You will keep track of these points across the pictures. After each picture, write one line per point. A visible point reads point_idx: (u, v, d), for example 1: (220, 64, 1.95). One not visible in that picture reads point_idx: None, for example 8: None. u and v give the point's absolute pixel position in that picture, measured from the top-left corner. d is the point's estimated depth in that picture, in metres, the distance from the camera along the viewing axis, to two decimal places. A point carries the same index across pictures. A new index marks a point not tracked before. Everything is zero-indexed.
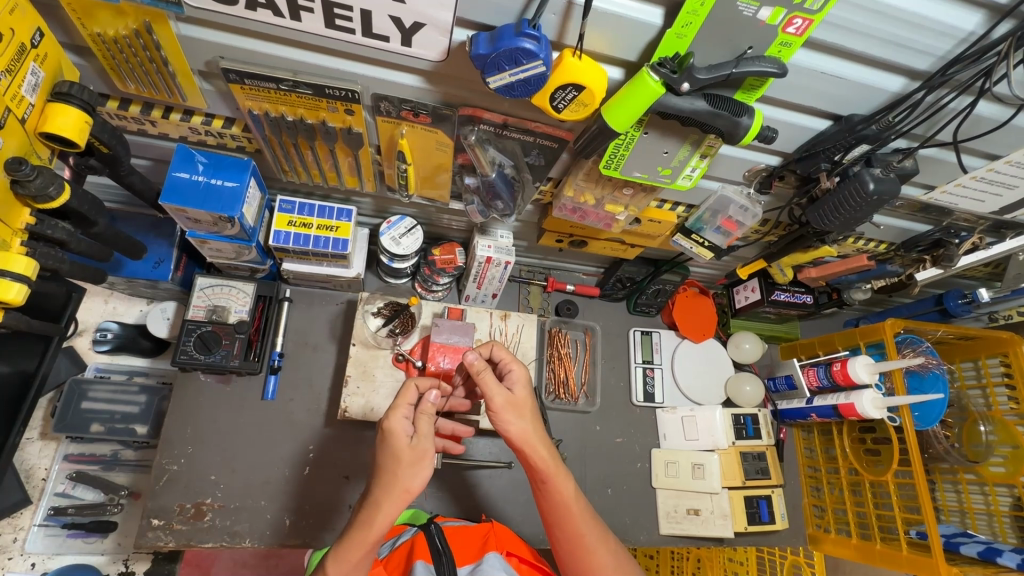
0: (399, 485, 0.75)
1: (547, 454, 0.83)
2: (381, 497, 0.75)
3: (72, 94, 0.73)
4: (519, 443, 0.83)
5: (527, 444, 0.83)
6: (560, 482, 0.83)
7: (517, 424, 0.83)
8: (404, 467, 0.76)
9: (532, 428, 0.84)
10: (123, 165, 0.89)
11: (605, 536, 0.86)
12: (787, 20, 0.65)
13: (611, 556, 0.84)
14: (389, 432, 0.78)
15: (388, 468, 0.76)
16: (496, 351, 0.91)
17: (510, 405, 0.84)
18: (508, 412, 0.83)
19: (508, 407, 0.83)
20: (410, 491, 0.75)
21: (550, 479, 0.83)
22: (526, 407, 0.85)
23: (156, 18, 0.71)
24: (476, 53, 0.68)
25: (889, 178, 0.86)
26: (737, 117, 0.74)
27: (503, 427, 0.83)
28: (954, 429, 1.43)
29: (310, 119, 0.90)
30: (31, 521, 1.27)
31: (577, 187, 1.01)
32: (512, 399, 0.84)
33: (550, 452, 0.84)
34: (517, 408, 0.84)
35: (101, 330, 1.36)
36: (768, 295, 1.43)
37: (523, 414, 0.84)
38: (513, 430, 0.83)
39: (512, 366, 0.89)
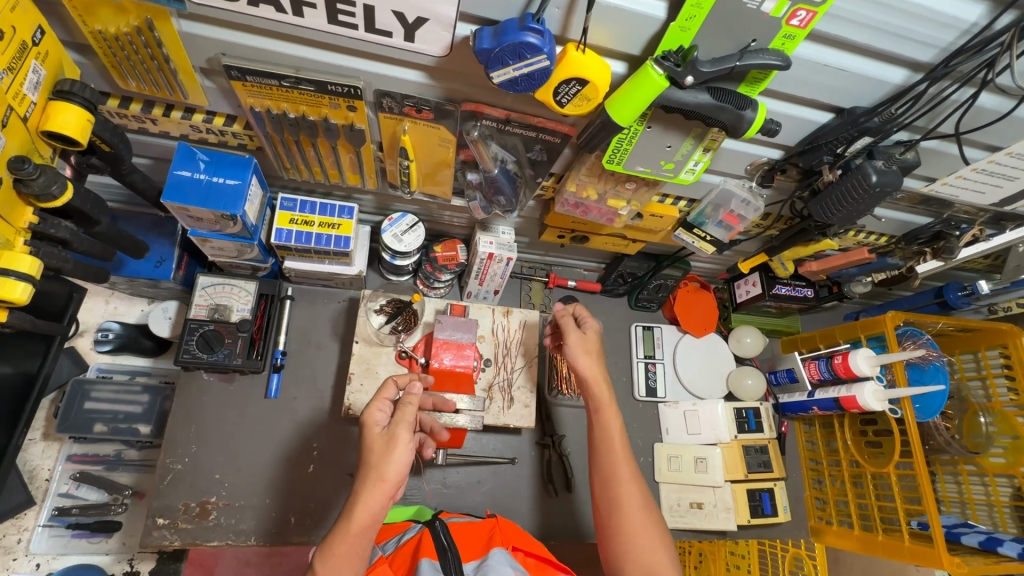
0: (373, 473, 0.78)
1: (603, 390, 1.00)
2: (361, 487, 0.78)
3: (73, 92, 0.73)
4: (585, 377, 1.02)
5: (591, 379, 1.01)
6: (609, 414, 0.99)
7: (584, 362, 1.03)
8: (378, 456, 0.79)
9: (598, 366, 1.03)
10: (125, 164, 0.88)
11: (642, 482, 0.95)
12: (791, 12, 0.65)
13: (654, 517, 0.92)
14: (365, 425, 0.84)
15: (364, 460, 0.80)
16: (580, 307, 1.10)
17: (584, 348, 1.03)
18: (575, 350, 1.03)
19: (581, 348, 1.03)
20: (385, 478, 0.78)
21: (601, 408, 1.00)
22: (594, 347, 1.04)
23: (158, 15, 0.71)
24: (480, 47, 0.68)
25: (891, 171, 0.87)
26: (741, 110, 0.74)
27: (573, 360, 1.03)
28: (955, 420, 1.46)
29: (312, 115, 0.89)
30: (36, 522, 1.27)
31: (580, 182, 1.01)
32: (585, 343, 1.04)
33: (604, 390, 1.00)
34: (587, 346, 1.04)
35: (103, 331, 1.36)
36: (769, 289, 1.44)
37: (590, 355, 1.03)
38: (582, 364, 1.02)
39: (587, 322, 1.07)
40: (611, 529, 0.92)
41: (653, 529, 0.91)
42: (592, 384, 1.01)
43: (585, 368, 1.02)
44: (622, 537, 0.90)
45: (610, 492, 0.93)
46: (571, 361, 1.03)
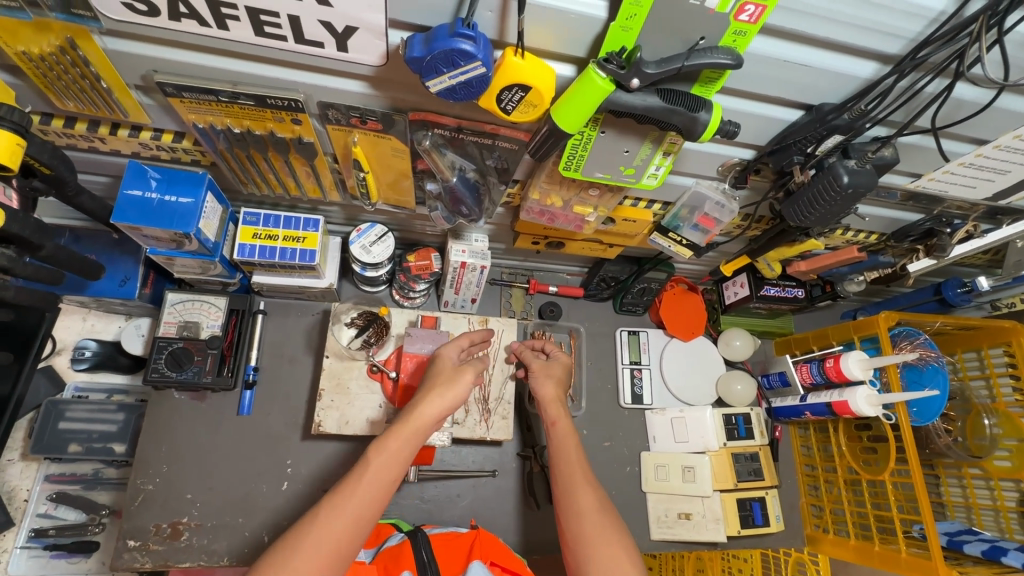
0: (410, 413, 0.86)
1: (559, 411, 1.07)
2: (402, 417, 0.85)
3: (1, 115, 0.71)
4: (542, 398, 1.10)
5: (546, 400, 1.09)
6: (563, 427, 1.04)
7: (546, 386, 1.11)
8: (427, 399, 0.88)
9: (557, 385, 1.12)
10: (70, 185, 0.86)
11: (598, 486, 0.96)
12: (738, 7, 0.60)
13: (610, 520, 0.90)
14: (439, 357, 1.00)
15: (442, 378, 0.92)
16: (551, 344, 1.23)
17: (545, 371, 1.14)
18: (537, 373, 1.13)
19: (540, 372, 1.14)
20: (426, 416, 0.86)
21: (555, 422, 1.05)
22: (556, 369, 1.14)
23: (80, 33, 0.68)
24: (411, 56, 0.64)
25: (865, 170, 0.81)
26: (694, 113, 0.69)
27: (534, 384, 1.12)
28: (957, 423, 1.38)
29: (258, 129, 0.87)
30: (14, 544, 1.26)
31: (542, 189, 0.97)
32: (545, 367, 1.15)
33: (560, 410, 1.07)
34: (547, 370, 1.14)
35: (79, 349, 1.36)
36: (756, 290, 1.38)
37: (551, 380, 1.12)
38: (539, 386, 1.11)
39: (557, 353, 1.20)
40: (573, 535, 0.90)
41: (612, 527, 0.89)
42: (552, 405, 1.08)
43: (546, 391, 1.10)
44: (579, 541, 0.89)
45: (569, 497, 0.94)
46: (533, 386, 1.13)
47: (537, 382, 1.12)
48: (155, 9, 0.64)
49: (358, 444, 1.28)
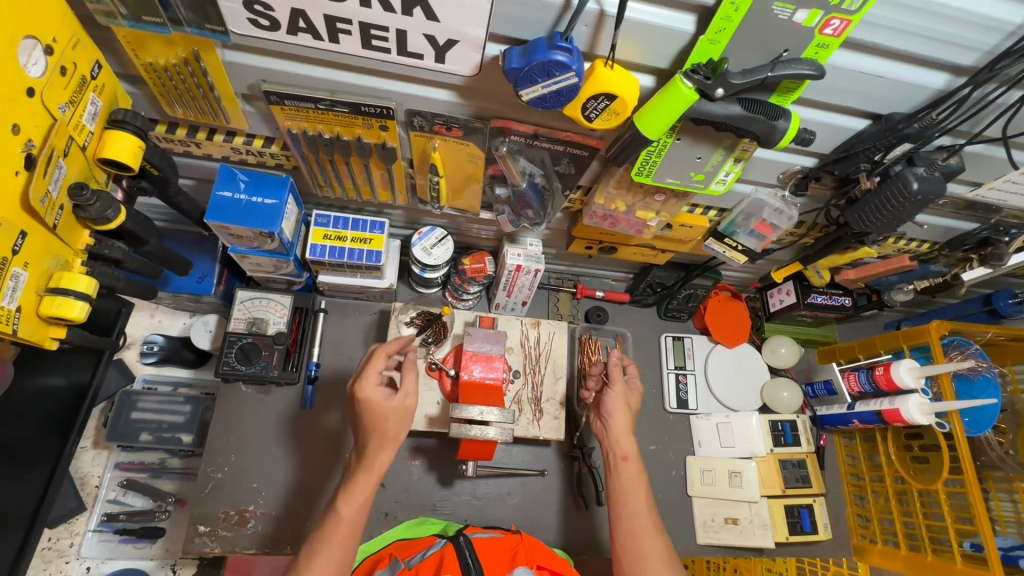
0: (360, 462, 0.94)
1: (632, 447, 1.07)
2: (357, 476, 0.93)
3: (127, 120, 0.77)
4: (615, 427, 1.09)
5: (619, 432, 1.08)
6: (634, 465, 1.06)
7: (621, 416, 1.10)
8: (392, 421, 0.93)
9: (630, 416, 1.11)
10: (172, 186, 0.93)
11: (665, 536, 1.00)
12: (825, 21, 0.64)
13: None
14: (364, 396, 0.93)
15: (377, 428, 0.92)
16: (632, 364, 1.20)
17: (627, 397, 1.13)
18: (615, 398, 1.11)
19: (620, 397, 1.12)
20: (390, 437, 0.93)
21: (627, 458, 1.06)
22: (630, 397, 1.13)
23: (205, 47, 0.75)
24: (509, 67, 0.69)
25: (933, 177, 0.84)
26: (773, 121, 0.73)
27: (609, 408, 1.11)
28: (1009, 435, 1.40)
29: (346, 135, 0.92)
30: (86, 527, 1.33)
31: (608, 194, 1.01)
32: (627, 391, 1.14)
33: (634, 445, 1.08)
34: (623, 397, 1.12)
35: (149, 343, 1.41)
36: (803, 298, 1.40)
37: (629, 412, 1.11)
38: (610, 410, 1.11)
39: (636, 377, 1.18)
40: None
41: None
42: (625, 440, 1.08)
43: (620, 420, 1.10)
44: None
45: (635, 543, 0.98)
46: (607, 410, 1.11)
47: (613, 406, 1.11)
48: (276, 24, 0.71)
49: (413, 439, 1.32)
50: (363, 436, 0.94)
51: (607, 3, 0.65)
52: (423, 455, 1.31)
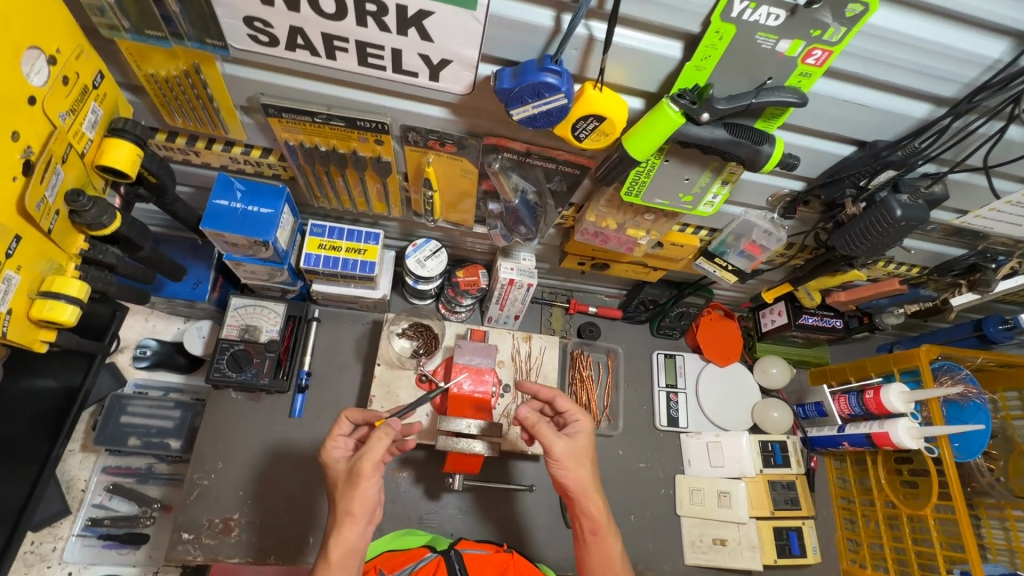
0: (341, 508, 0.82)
1: (600, 513, 0.92)
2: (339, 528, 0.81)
3: (127, 129, 0.79)
4: (576, 489, 0.92)
5: (583, 492, 0.91)
6: (609, 537, 0.92)
7: (583, 471, 0.92)
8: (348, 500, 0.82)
9: (589, 478, 0.92)
10: (169, 193, 0.94)
11: None
12: (807, 51, 0.66)
13: None
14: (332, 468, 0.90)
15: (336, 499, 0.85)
16: (561, 402, 1.00)
17: (577, 456, 0.92)
18: (570, 461, 0.91)
19: (571, 458, 0.91)
20: (348, 511, 0.81)
21: (597, 531, 0.92)
22: (586, 455, 0.94)
23: (205, 60, 0.77)
24: (500, 87, 0.71)
25: (917, 204, 0.85)
26: (758, 145, 0.74)
27: (562, 475, 0.92)
28: (999, 462, 1.38)
29: (342, 148, 0.94)
30: (70, 531, 1.32)
31: (599, 212, 1.03)
32: (575, 449, 0.92)
33: (602, 512, 0.92)
34: (577, 456, 0.92)
35: (141, 347, 1.43)
36: (795, 319, 1.41)
37: (586, 464, 0.93)
38: (564, 476, 0.92)
39: (579, 417, 0.98)
40: None
41: None
42: (586, 497, 0.92)
43: (578, 478, 0.91)
44: None
45: None
46: (557, 476, 0.92)
47: (564, 472, 0.92)
48: (275, 41, 0.73)
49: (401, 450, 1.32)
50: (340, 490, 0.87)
51: (596, 29, 0.67)
52: (410, 467, 1.31)
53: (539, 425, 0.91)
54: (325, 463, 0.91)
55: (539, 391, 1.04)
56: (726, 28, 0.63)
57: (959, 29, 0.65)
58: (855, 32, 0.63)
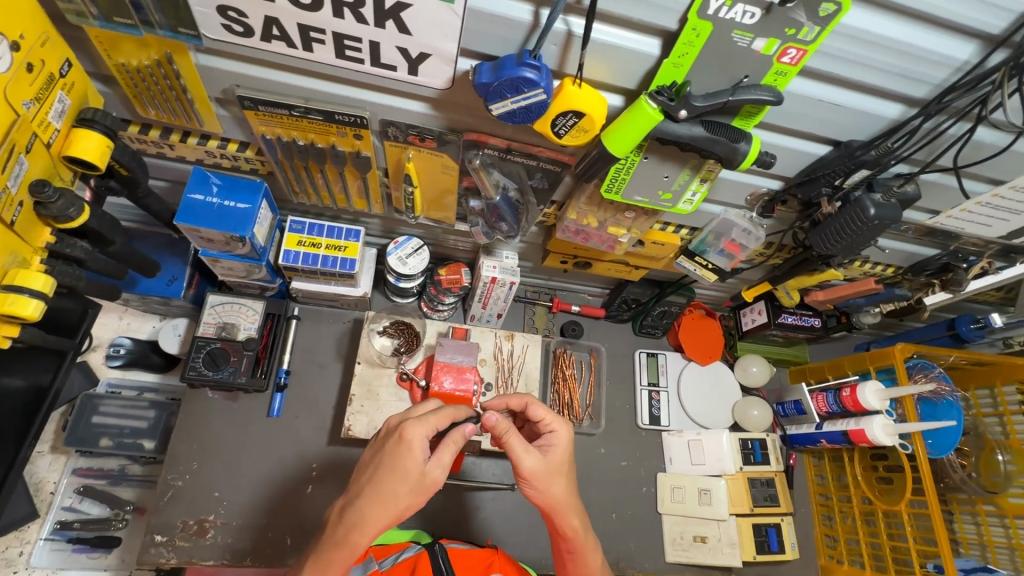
0: (383, 498, 0.73)
1: (579, 537, 0.88)
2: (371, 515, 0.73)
3: (95, 120, 0.77)
4: (548, 506, 0.85)
5: (557, 509, 0.85)
6: (587, 556, 0.89)
7: (555, 487, 0.85)
8: (404, 492, 0.74)
9: (566, 497, 0.85)
10: (141, 187, 0.92)
11: None
12: (782, 50, 0.66)
13: None
14: (404, 442, 0.74)
15: (388, 484, 0.74)
16: (535, 409, 0.89)
17: (550, 472, 0.84)
18: (542, 479, 0.83)
19: (542, 474, 0.84)
20: (398, 517, 0.74)
21: (573, 550, 0.89)
22: (562, 471, 0.85)
23: (178, 49, 0.75)
24: (479, 81, 0.70)
25: (890, 204, 0.87)
26: (735, 143, 0.75)
27: (536, 494, 0.85)
28: (971, 458, 1.37)
29: (320, 143, 0.93)
30: (38, 535, 1.28)
31: (580, 210, 1.03)
32: (548, 465, 0.84)
33: (581, 534, 0.88)
34: (553, 474, 0.85)
35: (115, 347, 1.40)
36: (774, 317, 1.42)
37: (560, 479, 0.85)
38: (539, 494, 0.85)
39: (554, 427, 0.88)
40: None
41: None
42: (560, 514, 0.86)
43: (553, 494, 0.85)
44: None
45: None
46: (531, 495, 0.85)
47: (540, 491, 0.84)
48: (250, 31, 0.71)
49: None
50: (388, 469, 0.74)
51: (574, 24, 0.67)
52: None
53: (511, 438, 0.82)
54: (406, 440, 0.74)
55: (510, 400, 0.93)
56: (703, 26, 0.64)
57: (929, 30, 0.66)
58: (829, 32, 0.64)
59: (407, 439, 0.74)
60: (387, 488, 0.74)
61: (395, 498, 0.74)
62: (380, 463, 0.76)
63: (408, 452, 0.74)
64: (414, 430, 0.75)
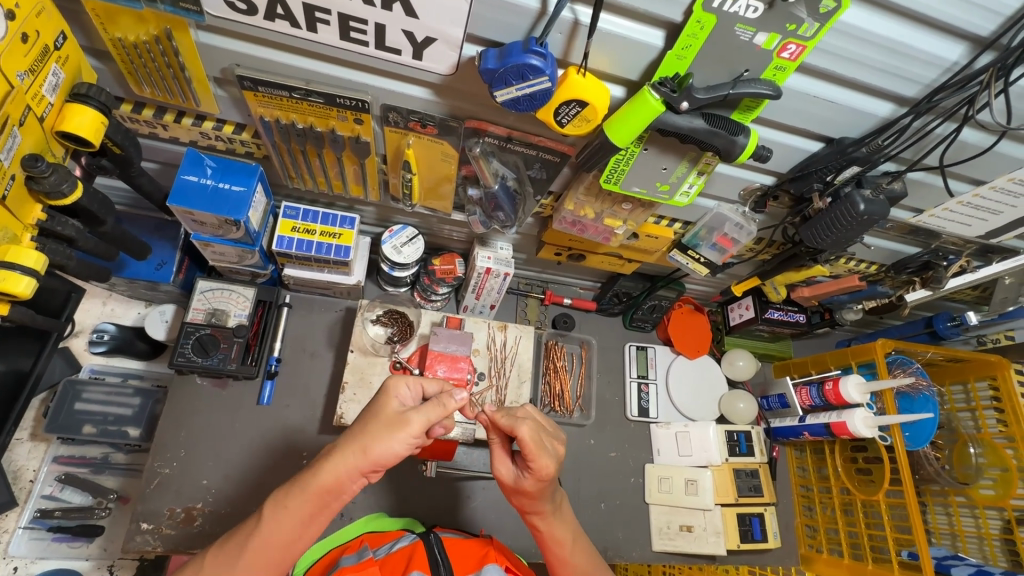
0: (357, 428, 0.75)
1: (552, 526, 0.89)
2: (347, 439, 0.75)
3: (90, 95, 0.75)
4: (524, 508, 0.89)
5: (529, 512, 0.88)
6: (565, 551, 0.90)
7: (524, 502, 0.87)
8: (377, 428, 0.74)
9: (538, 504, 0.87)
10: (134, 166, 0.90)
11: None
12: (782, 45, 0.68)
13: None
14: (386, 391, 0.79)
15: (363, 423, 0.75)
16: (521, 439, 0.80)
17: (520, 490, 0.85)
18: (510, 490, 0.86)
19: (511, 487, 0.86)
20: (368, 454, 0.72)
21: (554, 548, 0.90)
22: (529, 493, 0.84)
23: (177, 25, 0.74)
24: (485, 67, 0.70)
25: (879, 200, 0.90)
26: (734, 136, 0.77)
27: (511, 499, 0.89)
28: (945, 450, 1.43)
29: (319, 127, 0.92)
30: (16, 524, 1.25)
31: (578, 201, 1.04)
32: (518, 484, 0.85)
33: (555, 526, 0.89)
34: (520, 490, 0.85)
35: (98, 332, 1.36)
36: (762, 312, 1.44)
37: (528, 498, 0.86)
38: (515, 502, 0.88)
39: (534, 461, 0.80)
40: None
41: None
42: (532, 513, 0.88)
43: (520, 503, 0.87)
44: None
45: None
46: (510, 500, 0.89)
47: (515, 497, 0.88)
48: (253, 9, 0.71)
49: None
50: (365, 411, 0.77)
51: (581, 13, 0.68)
52: None
53: (493, 442, 0.87)
54: (388, 387, 0.79)
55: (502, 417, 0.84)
56: (707, 18, 0.65)
57: (920, 30, 0.69)
58: (828, 29, 0.66)
59: (388, 385, 0.79)
60: (366, 424, 0.75)
61: (368, 433, 0.74)
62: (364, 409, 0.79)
63: (387, 394, 0.78)
64: (397, 381, 0.80)
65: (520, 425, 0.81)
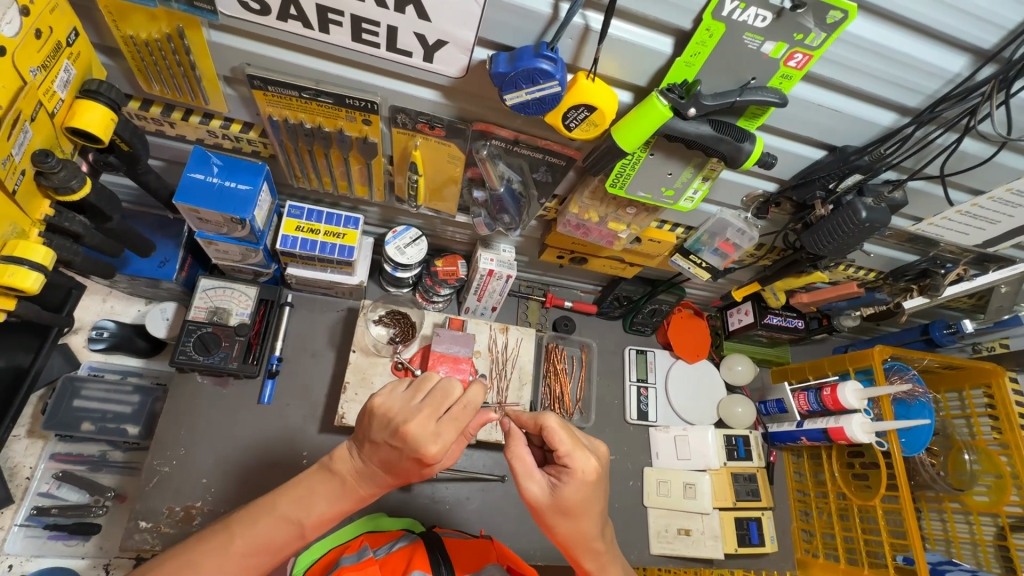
0: (393, 472, 0.77)
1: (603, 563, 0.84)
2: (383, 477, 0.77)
3: (100, 91, 0.76)
4: (566, 540, 0.82)
5: (575, 544, 0.81)
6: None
7: (568, 525, 0.80)
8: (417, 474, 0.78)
9: (585, 528, 0.80)
10: (141, 163, 0.90)
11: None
12: (789, 54, 0.69)
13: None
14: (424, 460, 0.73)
15: (402, 471, 0.76)
16: (556, 437, 0.79)
17: (558, 509, 0.79)
18: (548, 513, 0.79)
19: (551, 507, 0.79)
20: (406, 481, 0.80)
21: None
22: (574, 511, 0.79)
23: (190, 24, 0.74)
24: (496, 71, 0.71)
25: (880, 208, 0.91)
26: (740, 143, 0.78)
27: (550, 526, 0.81)
28: (940, 457, 1.45)
29: (328, 127, 0.92)
30: (11, 521, 1.24)
31: (583, 204, 1.05)
32: (558, 501, 0.78)
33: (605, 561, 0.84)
34: (564, 510, 0.79)
35: (97, 329, 1.35)
36: (761, 318, 1.45)
37: (575, 518, 0.79)
38: (560, 528, 0.80)
39: (571, 458, 0.78)
40: None
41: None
42: (579, 549, 0.82)
43: (561, 529, 0.80)
44: None
45: None
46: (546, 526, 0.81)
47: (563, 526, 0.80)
48: (266, 9, 0.71)
49: None
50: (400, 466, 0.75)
51: (592, 19, 0.69)
52: None
53: (517, 458, 0.80)
54: (426, 458, 0.72)
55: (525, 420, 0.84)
56: (716, 26, 0.66)
57: (924, 42, 0.70)
58: (834, 39, 0.67)
59: (427, 458, 0.72)
60: (405, 475, 0.77)
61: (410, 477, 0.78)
62: (395, 462, 0.75)
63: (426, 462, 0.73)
64: (433, 449, 0.72)
65: (545, 416, 0.81)
